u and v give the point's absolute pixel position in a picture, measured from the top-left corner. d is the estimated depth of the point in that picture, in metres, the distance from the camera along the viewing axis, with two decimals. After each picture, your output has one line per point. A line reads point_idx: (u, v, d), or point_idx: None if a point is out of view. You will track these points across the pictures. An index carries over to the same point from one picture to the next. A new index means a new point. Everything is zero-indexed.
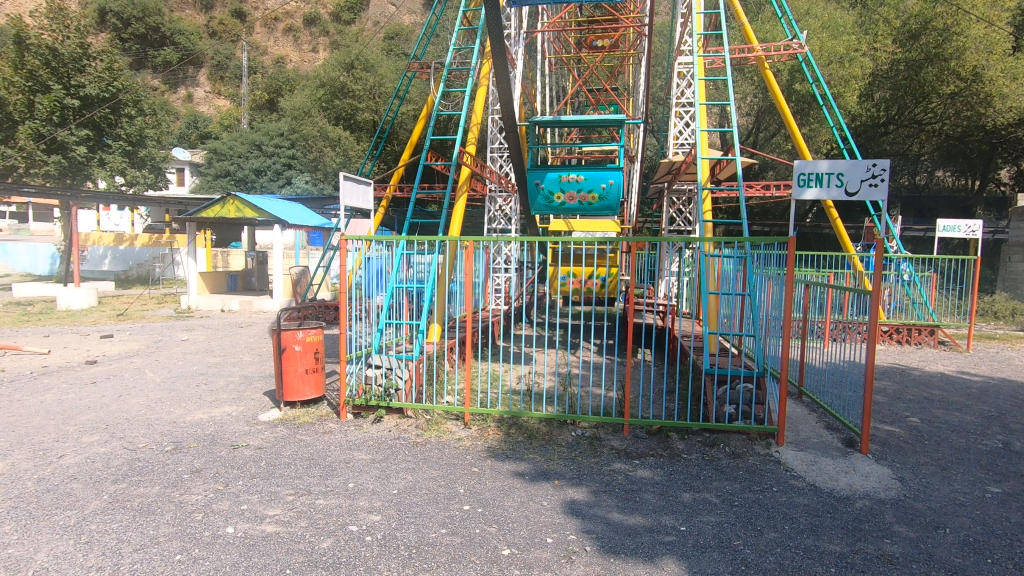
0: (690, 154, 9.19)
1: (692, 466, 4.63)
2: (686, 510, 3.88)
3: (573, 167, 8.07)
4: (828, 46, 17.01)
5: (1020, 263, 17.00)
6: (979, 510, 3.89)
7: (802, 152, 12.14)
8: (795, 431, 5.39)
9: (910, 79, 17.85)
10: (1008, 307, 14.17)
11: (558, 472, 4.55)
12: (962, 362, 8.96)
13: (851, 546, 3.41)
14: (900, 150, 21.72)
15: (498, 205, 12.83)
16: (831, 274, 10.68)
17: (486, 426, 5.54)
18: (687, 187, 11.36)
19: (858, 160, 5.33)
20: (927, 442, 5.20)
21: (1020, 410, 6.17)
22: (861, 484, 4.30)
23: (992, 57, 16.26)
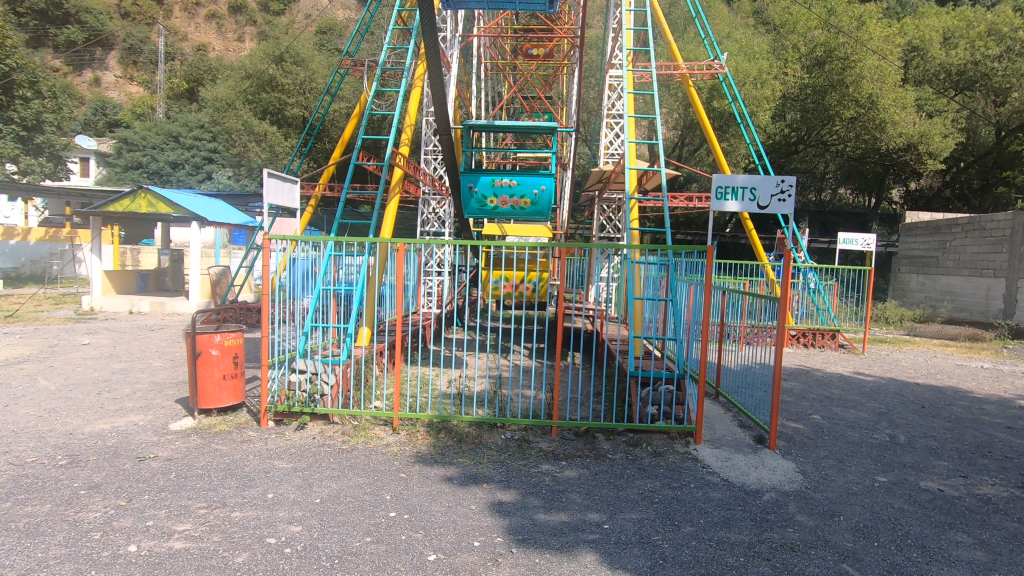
0: (620, 164, 9.50)
1: (617, 466, 4.79)
2: (611, 508, 4.00)
3: (506, 171, 8.11)
4: (743, 68, 18.22)
5: (908, 274, 18.92)
6: (869, 498, 4.27)
7: (722, 166, 12.80)
8: (711, 429, 5.70)
9: (816, 104, 19.57)
10: (896, 314, 15.69)
11: (487, 475, 4.55)
12: (858, 363, 9.82)
13: (758, 536, 3.64)
14: (808, 167, 23.59)
15: (432, 207, 12.61)
16: (746, 282, 11.41)
17: (415, 430, 5.46)
18: (616, 196, 11.75)
19: (769, 175, 5.69)
20: (827, 437, 5.65)
21: (904, 407, 6.85)
22: (768, 477, 4.61)
23: (884, 87, 17.95)
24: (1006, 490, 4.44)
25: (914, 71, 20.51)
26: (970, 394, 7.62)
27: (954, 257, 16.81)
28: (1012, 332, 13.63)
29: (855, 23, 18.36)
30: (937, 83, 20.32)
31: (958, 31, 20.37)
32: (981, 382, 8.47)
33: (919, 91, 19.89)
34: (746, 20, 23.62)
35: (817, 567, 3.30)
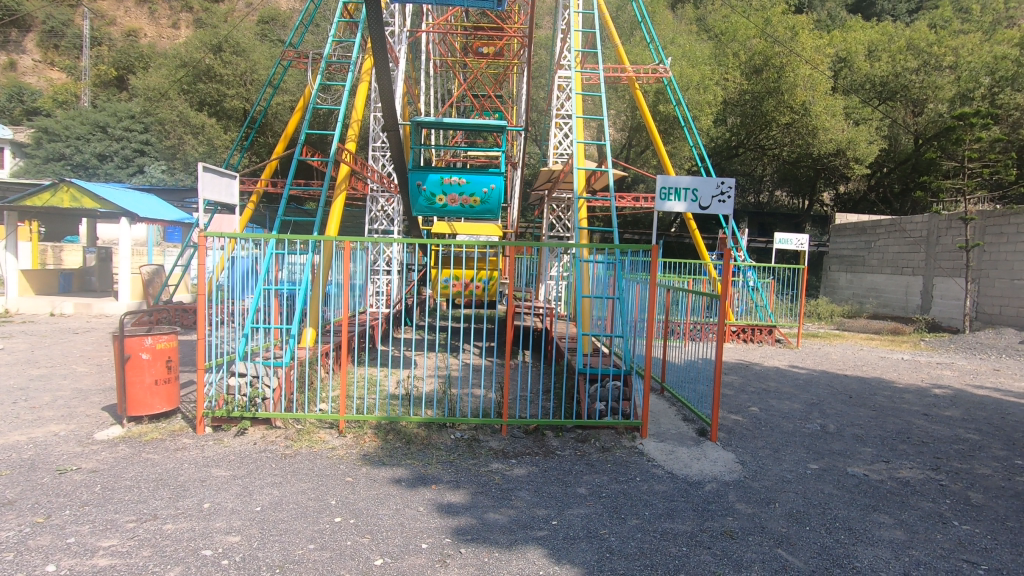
0: (568, 164, 9.61)
1: (566, 462, 4.84)
2: (559, 504, 4.04)
3: (455, 169, 8.04)
4: (687, 73, 18.79)
5: (837, 272, 20.09)
6: (802, 485, 4.49)
7: (666, 168, 13.17)
8: (657, 424, 5.85)
9: (755, 109, 20.45)
10: (828, 309, 16.62)
11: (436, 476, 4.50)
12: (793, 357, 10.34)
13: (700, 525, 3.77)
14: (747, 170, 24.64)
15: (380, 205, 12.39)
16: (690, 280, 11.80)
17: (362, 433, 5.34)
18: (565, 195, 11.89)
19: (709, 176, 5.91)
20: (764, 428, 5.90)
21: (833, 398, 7.27)
22: (710, 468, 4.78)
23: (817, 94, 19.01)
24: (922, 472, 4.77)
25: (843, 80, 21.85)
26: (891, 384, 8.16)
27: (878, 257, 17.96)
28: (929, 326, 14.72)
29: (789, 33, 19.29)
30: (863, 93, 21.64)
31: (881, 45, 21.78)
32: (901, 372, 9.09)
33: (847, 100, 21.13)
34: (690, 27, 24.41)
35: (754, 552, 3.43)
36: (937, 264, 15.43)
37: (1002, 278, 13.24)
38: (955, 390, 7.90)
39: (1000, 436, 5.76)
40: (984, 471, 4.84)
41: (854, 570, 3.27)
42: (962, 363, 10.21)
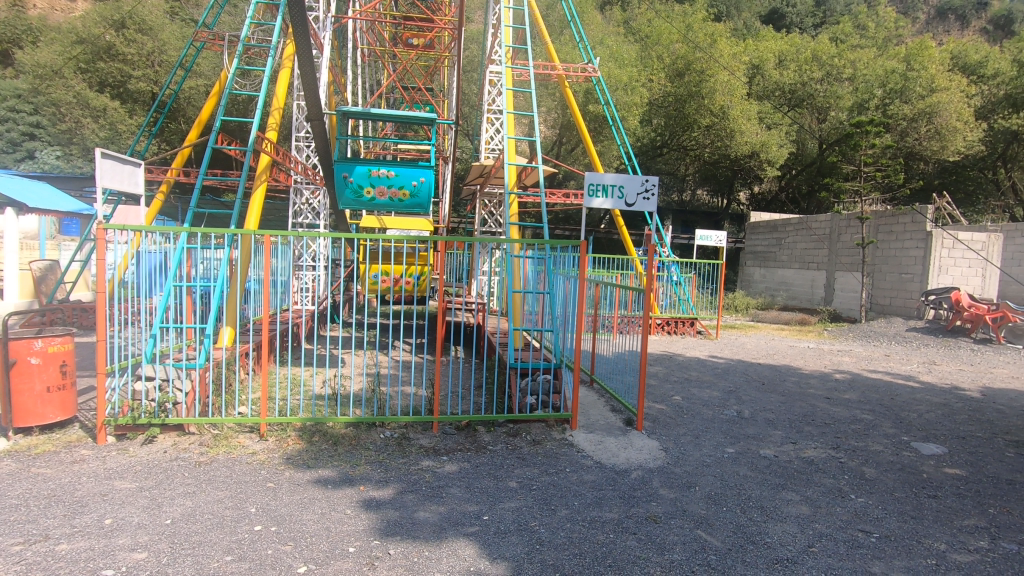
0: (500, 159, 9.60)
1: (497, 457, 4.85)
2: (490, 499, 4.04)
3: (383, 161, 7.79)
4: (615, 74, 19.30)
5: (752, 267, 21.43)
6: (719, 468, 4.75)
7: (595, 165, 13.47)
8: (586, 415, 6.00)
9: (678, 111, 21.43)
10: (744, 302, 17.68)
11: (364, 476, 4.38)
12: (713, 348, 10.90)
13: (626, 512, 3.89)
14: (671, 169, 25.69)
15: (305, 198, 11.88)
16: (618, 274, 12.16)
17: (285, 436, 5.10)
18: (497, 190, 11.88)
19: (634, 174, 6.11)
20: (686, 416, 6.19)
21: (748, 385, 7.75)
22: (636, 457, 4.95)
23: (734, 99, 20.06)
24: (825, 451, 5.18)
25: (756, 87, 23.15)
26: (799, 371, 8.80)
27: (787, 253, 19.29)
28: (831, 316, 15.99)
29: (708, 40, 20.25)
30: (774, 99, 23.07)
31: (789, 54, 23.17)
32: (807, 359, 9.82)
33: (760, 105, 22.46)
34: (617, 28, 24.99)
35: (676, 535, 3.59)
36: (838, 259, 16.77)
37: (892, 272, 14.58)
38: (852, 374, 8.64)
39: (889, 416, 6.36)
40: (876, 447, 5.32)
41: (765, 545, 3.49)
42: (859, 350, 11.18)
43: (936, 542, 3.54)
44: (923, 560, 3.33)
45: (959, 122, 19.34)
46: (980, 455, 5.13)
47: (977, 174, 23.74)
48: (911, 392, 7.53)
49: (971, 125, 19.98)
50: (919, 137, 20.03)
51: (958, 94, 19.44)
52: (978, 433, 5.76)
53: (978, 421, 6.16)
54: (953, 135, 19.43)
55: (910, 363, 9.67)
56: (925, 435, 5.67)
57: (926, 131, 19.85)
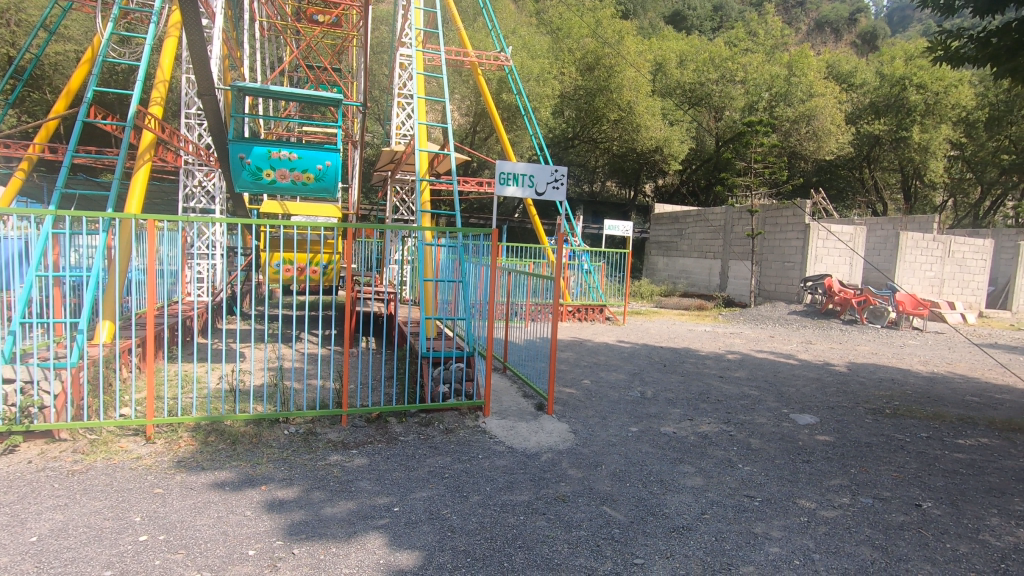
0: (411, 145, 9.36)
1: (409, 447, 4.79)
2: (401, 490, 3.99)
3: (284, 143, 7.36)
4: (527, 65, 19.45)
5: (656, 256, 22.67)
6: (624, 446, 5.00)
7: (508, 154, 13.53)
8: (499, 401, 6.08)
9: (588, 104, 22.06)
10: (648, 290, 18.64)
11: (266, 475, 4.15)
12: (620, 333, 11.42)
13: (536, 494, 4.00)
14: (582, 160, 26.38)
15: (197, 180, 10.97)
16: (531, 263, 12.37)
17: (175, 438, 4.71)
18: (409, 176, 11.64)
19: (545, 164, 6.26)
20: (594, 399, 6.44)
21: (651, 367, 8.21)
22: (546, 440, 5.08)
23: (639, 96, 20.97)
24: (717, 426, 5.61)
25: (660, 84, 24.29)
26: (696, 353, 9.45)
27: (687, 243, 20.57)
28: (725, 301, 17.28)
29: (616, 36, 20.94)
30: (676, 96, 24.34)
31: (689, 55, 24.57)
32: (704, 342, 10.57)
33: (664, 103, 23.62)
34: (529, 19, 25.12)
35: (583, 512, 3.75)
36: (731, 249, 18.13)
37: (776, 261, 16.00)
38: (742, 354, 9.41)
39: (772, 391, 6.99)
40: (760, 419, 5.85)
41: (664, 516, 3.72)
42: (748, 331, 12.19)
43: (808, 501, 3.96)
44: (796, 518, 3.70)
45: (831, 126, 21.55)
46: (844, 422, 5.79)
47: (845, 173, 26.66)
48: (791, 368, 8.34)
49: (841, 129, 22.30)
50: (800, 137, 22.13)
51: (832, 100, 21.60)
52: (843, 403, 6.50)
53: (844, 393, 6.95)
54: (828, 137, 21.67)
55: (791, 343, 10.69)
56: (801, 407, 6.31)
57: (805, 133, 21.96)
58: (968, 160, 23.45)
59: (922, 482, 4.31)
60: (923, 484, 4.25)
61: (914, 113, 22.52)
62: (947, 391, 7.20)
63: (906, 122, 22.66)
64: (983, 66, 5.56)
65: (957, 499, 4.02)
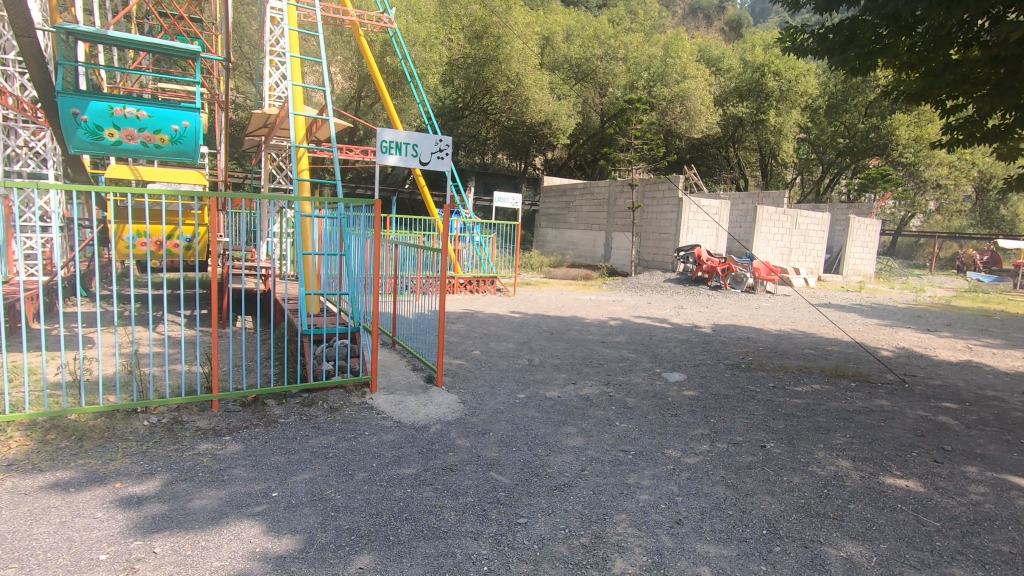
0: (284, 108, 8.62)
1: (289, 430, 4.56)
2: (280, 474, 3.80)
3: (130, 99, 6.47)
4: (412, 28, 18.64)
5: (545, 228, 23.29)
6: (511, 413, 5.15)
7: (394, 123, 12.99)
8: (387, 376, 5.97)
9: (477, 74, 21.78)
10: (538, 262, 19.15)
11: (122, 472, 3.74)
12: (511, 304, 11.63)
13: (424, 465, 4.01)
14: (472, 132, 26.08)
15: (22, 139, 9.37)
16: (421, 236, 12.14)
17: (2, 439, 4.07)
18: (285, 143, 10.80)
19: (428, 134, 6.18)
20: (484, 368, 6.56)
21: (539, 335, 8.50)
22: (435, 412, 5.09)
23: (527, 68, 21.08)
24: (598, 387, 5.97)
25: (547, 57, 24.55)
26: (582, 320, 9.93)
27: (574, 215, 21.31)
28: (609, 271, 18.26)
29: (503, 5, 20.70)
30: (563, 71, 24.77)
31: (575, 30, 24.99)
32: (588, 309, 11.12)
33: (551, 77, 23.95)
34: None
35: (470, 479, 3.82)
36: (614, 221, 19.07)
37: (654, 233, 17.16)
38: (622, 320, 10.03)
39: (647, 353, 7.55)
40: (636, 379, 6.31)
41: (547, 476, 3.90)
42: (628, 299, 13.00)
43: (674, 450, 4.35)
44: (664, 466, 4.07)
45: (702, 107, 23.30)
46: (707, 377, 6.42)
47: (714, 151, 28.98)
48: (664, 331, 9.05)
49: (710, 110, 24.09)
50: (675, 116, 23.64)
51: (702, 83, 23.34)
52: (707, 360, 7.20)
53: (708, 352, 7.69)
54: (698, 117, 23.35)
55: (665, 308, 11.59)
56: (671, 366, 6.89)
57: (679, 112, 23.50)
58: (813, 142, 26.58)
59: (767, 425, 4.93)
60: (767, 428, 4.85)
61: (771, 98, 24.85)
62: (790, 346, 8.24)
63: (764, 106, 24.98)
64: (820, 58, 6.23)
65: (794, 438, 4.63)
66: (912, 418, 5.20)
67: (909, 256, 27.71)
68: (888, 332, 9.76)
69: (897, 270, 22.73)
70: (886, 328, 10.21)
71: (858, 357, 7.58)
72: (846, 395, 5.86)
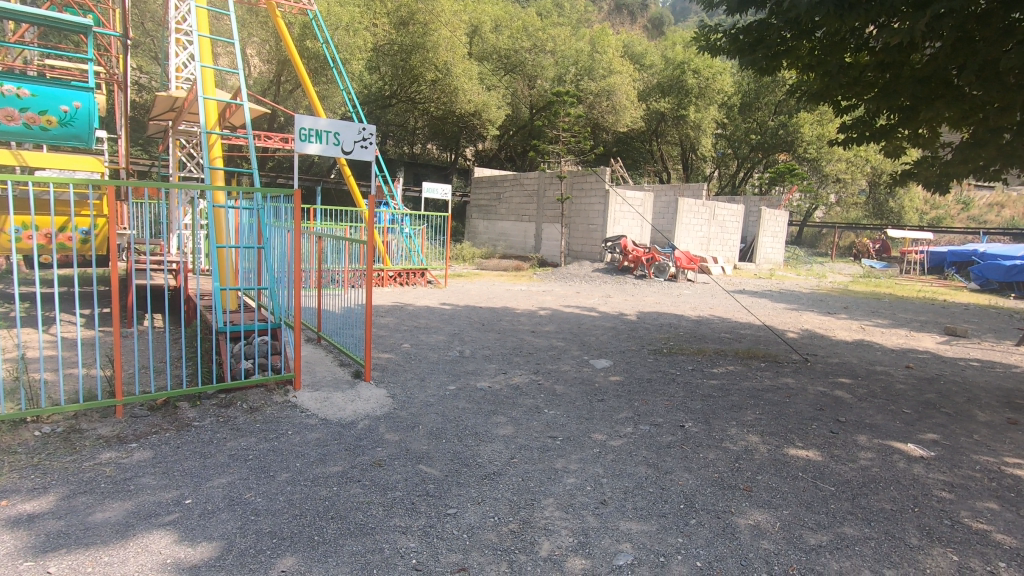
0: (193, 90, 8.03)
1: (204, 433, 4.32)
2: (194, 481, 3.59)
3: (9, 76, 5.81)
4: (334, 11, 17.86)
5: (476, 219, 23.25)
6: (441, 405, 5.13)
7: (316, 110, 12.44)
8: (311, 372, 5.78)
9: (404, 62, 21.28)
10: (470, 253, 19.12)
11: (7, 489, 3.38)
12: (442, 296, 11.53)
13: (351, 462, 3.92)
14: (400, 121, 25.48)
15: None
16: (347, 228, 11.75)
17: None
18: (196, 128, 10.09)
19: (351, 122, 5.99)
20: (413, 361, 6.49)
21: (470, 327, 8.50)
22: (362, 407, 4.98)
23: (455, 57, 20.88)
24: (527, 376, 6.07)
25: (476, 47, 24.35)
26: (513, 310, 10.02)
27: (504, 207, 21.38)
28: (539, 262, 18.51)
29: None
30: (492, 61, 24.66)
31: (503, 21, 24.88)
32: (519, 300, 11.24)
33: (480, 68, 23.82)
34: None
35: (399, 473, 3.78)
36: (544, 213, 19.32)
37: (582, 224, 17.57)
38: (552, 310, 10.22)
39: (576, 341, 7.74)
40: (565, 367, 6.47)
41: (477, 466, 3.93)
42: (558, 289, 13.25)
43: (600, 434, 4.51)
44: (591, 450, 4.21)
45: (627, 101, 24.03)
46: (631, 363, 6.68)
47: (639, 145, 29.96)
48: (592, 320, 9.32)
49: (635, 105, 24.88)
50: (602, 110, 24.24)
51: (626, 78, 24.06)
52: (632, 347, 7.48)
53: (633, 338, 7.99)
54: (623, 112, 24.08)
55: (594, 297, 11.91)
56: (599, 353, 7.11)
57: (606, 106, 24.15)
58: (729, 138, 28.09)
59: (686, 406, 5.20)
60: (686, 409, 5.12)
61: (690, 95, 25.96)
62: (708, 330, 8.72)
63: (684, 102, 26.07)
64: (732, 59, 6.59)
65: (710, 417, 4.92)
66: (814, 394, 5.66)
67: (813, 245, 30.00)
68: (795, 315, 10.55)
69: (803, 259, 24.56)
70: (792, 311, 11.04)
71: (767, 339, 8.15)
72: (757, 374, 6.29)
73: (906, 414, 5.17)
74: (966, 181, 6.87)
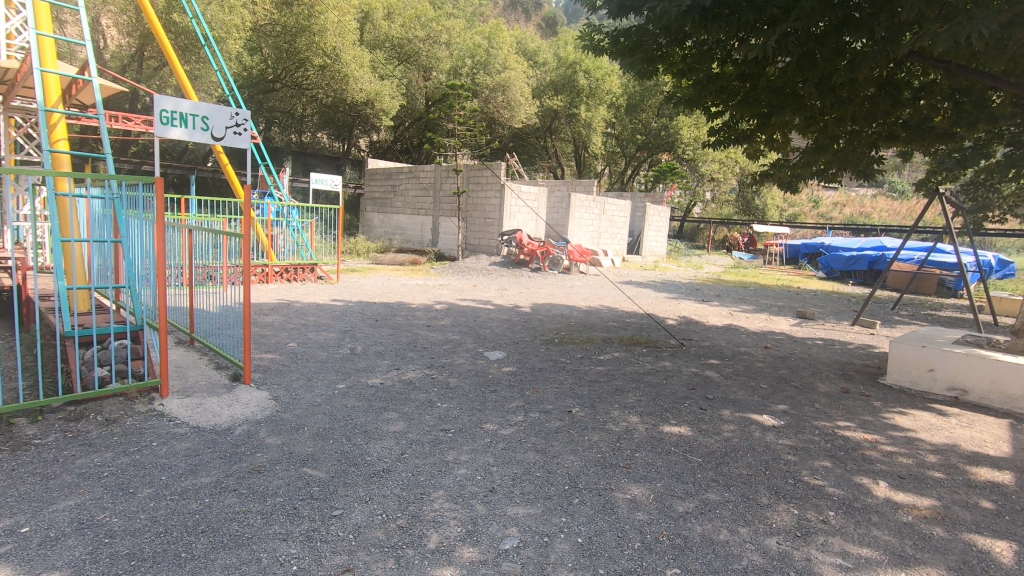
0: (26, 60, 6.93)
1: (48, 451, 3.82)
2: (35, 506, 3.16)
3: None
4: None
5: (371, 213, 22.46)
6: (329, 405, 4.94)
7: (184, 90, 11.03)
8: (182, 377, 5.31)
9: (289, 45, 20.09)
10: (363, 248, 18.50)
11: None
12: (333, 292, 11.04)
13: (226, 471, 3.66)
14: (288, 108, 23.77)
15: None
16: (223, 221, 10.85)
17: None
18: (33, 104, 8.74)
19: (222, 106, 5.60)
20: (301, 361, 6.17)
21: (362, 323, 8.25)
22: (241, 412, 4.66)
23: (344, 42, 20.01)
24: (421, 371, 6.02)
25: (367, 34, 23.27)
26: (408, 305, 9.86)
27: (400, 200, 20.87)
28: (436, 256, 18.42)
29: None
30: (384, 50, 23.79)
31: (397, 7, 23.72)
32: (415, 294, 11.09)
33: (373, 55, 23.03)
34: None
35: (281, 478, 3.59)
36: (440, 206, 19.14)
37: (479, 218, 17.68)
38: (448, 304, 10.20)
39: (471, 334, 7.78)
40: (459, 360, 6.50)
41: (365, 464, 3.84)
42: (455, 282, 13.26)
43: (492, 424, 4.59)
44: (482, 440, 4.27)
45: (521, 98, 24.64)
46: (524, 353, 6.86)
47: (533, 141, 30.66)
48: (488, 313, 9.43)
49: (529, 102, 25.48)
50: (497, 104, 24.61)
51: (520, 75, 24.63)
52: (526, 338, 7.68)
53: (527, 330, 8.20)
54: (518, 107, 24.67)
55: (490, 290, 12.06)
56: (493, 345, 7.21)
57: (501, 101, 24.61)
58: (617, 136, 29.66)
59: (574, 392, 5.45)
60: (574, 395, 5.35)
61: (581, 95, 27.06)
62: (597, 320, 9.16)
63: (575, 101, 27.10)
64: (614, 61, 6.89)
65: (595, 402, 5.19)
66: (687, 375, 6.18)
67: (692, 238, 32.48)
68: (674, 304, 11.40)
69: (683, 251, 26.59)
70: (671, 300, 11.93)
71: (649, 327, 8.73)
72: (638, 359, 6.72)
73: (762, 389, 5.80)
74: (812, 183, 7.73)
